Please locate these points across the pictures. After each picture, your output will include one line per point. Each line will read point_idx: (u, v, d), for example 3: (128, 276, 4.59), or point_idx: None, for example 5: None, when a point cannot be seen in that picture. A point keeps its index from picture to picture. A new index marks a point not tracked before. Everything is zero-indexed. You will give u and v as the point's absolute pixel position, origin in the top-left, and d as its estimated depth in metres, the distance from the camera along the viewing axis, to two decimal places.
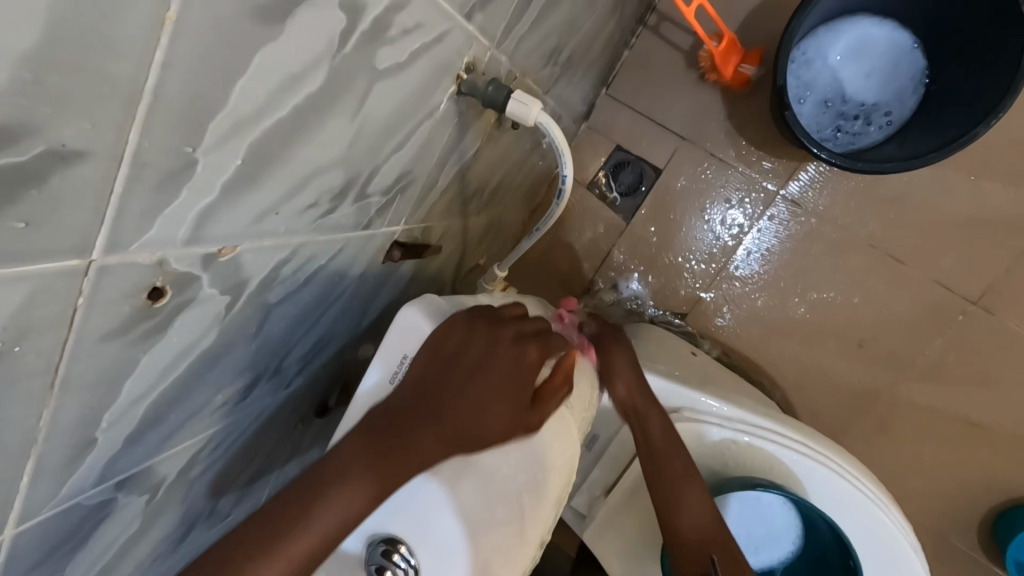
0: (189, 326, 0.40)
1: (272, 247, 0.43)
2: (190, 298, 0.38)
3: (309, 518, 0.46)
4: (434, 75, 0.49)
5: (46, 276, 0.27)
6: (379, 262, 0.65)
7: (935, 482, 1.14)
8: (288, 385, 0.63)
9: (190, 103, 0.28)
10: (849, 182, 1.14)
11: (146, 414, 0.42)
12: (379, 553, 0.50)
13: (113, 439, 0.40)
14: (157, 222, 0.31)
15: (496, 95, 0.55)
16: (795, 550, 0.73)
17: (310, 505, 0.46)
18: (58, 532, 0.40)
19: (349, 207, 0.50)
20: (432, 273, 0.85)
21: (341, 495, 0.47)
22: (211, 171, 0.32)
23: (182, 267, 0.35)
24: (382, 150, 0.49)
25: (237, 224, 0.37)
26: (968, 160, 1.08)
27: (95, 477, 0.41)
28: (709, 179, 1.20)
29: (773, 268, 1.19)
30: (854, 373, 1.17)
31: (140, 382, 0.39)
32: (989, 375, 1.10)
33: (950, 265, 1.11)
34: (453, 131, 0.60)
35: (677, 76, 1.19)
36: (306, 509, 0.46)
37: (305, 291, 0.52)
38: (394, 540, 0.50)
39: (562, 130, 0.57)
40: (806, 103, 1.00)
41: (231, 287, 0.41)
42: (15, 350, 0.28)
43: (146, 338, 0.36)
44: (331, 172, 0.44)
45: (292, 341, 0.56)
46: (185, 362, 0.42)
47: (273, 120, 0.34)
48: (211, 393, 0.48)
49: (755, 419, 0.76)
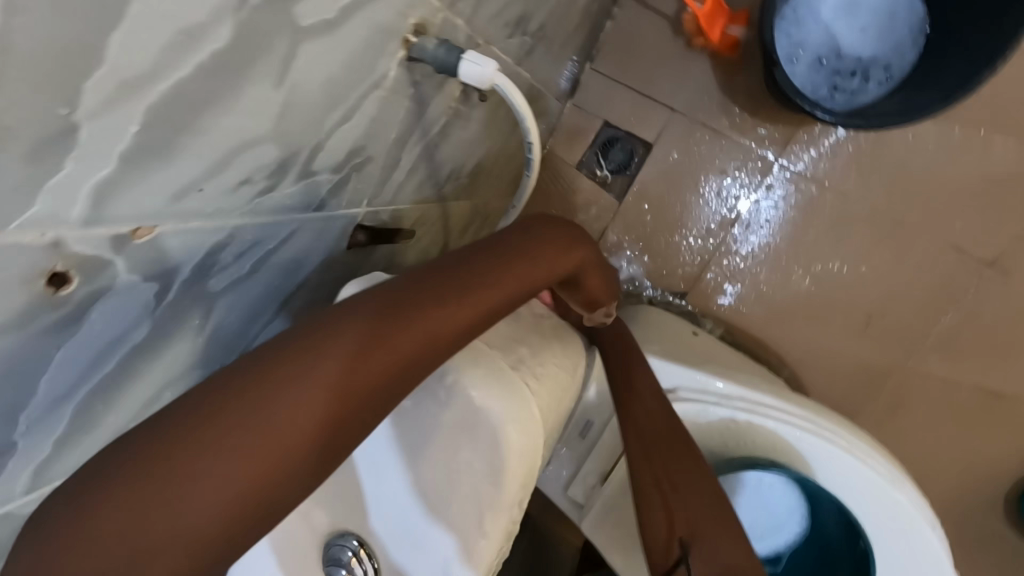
0: (110, 316, 0.37)
1: (201, 229, 0.39)
2: (105, 285, 0.35)
3: (275, 399, 0.39)
4: (376, 38, 0.46)
5: None
6: (343, 249, 0.61)
7: (956, 456, 1.09)
8: None
9: (54, 57, 0.25)
10: (850, 145, 1.08)
11: (76, 414, 0.39)
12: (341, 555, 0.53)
13: (36, 442, 0.37)
14: (39, 198, 0.28)
15: (447, 60, 0.51)
16: (803, 533, 0.69)
17: (280, 384, 0.40)
18: None
19: (294, 185, 0.46)
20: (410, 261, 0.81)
21: (313, 380, 0.41)
22: (102, 139, 0.29)
23: (88, 250, 0.32)
24: (324, 122, 0.46)
25: (150, 201, 0.34)
26: (976, 113, 1.02)
27: (25, 484, 0.38)
28: (703, 150, 1.15)
29: (775, 240, 1.14)
30: (866, 345, 1.11)
31: (60, 379, 0.36)
32: (1010, 341, 1.04)
33: (962, 226, 1.05)
34: (410, 103, 0.57)
35: (663, 45, 1.14)
36: (275, 382, 0.40)
37: (255, 279, 0.49)
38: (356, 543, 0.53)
39: (523, 94, 0.53)
40: (800, 62, 0.94)
41: (157, 273, 0.38)
42: None
43: (55, 329, 0.33)
44: (262, 144, 0.40)
45: (248, 334, 0.53)
46: (114, 356, 0.39)
47: (174, 80, 0.31)
48: (156, 391, 0.45)
49: (756, 396, 0.71)
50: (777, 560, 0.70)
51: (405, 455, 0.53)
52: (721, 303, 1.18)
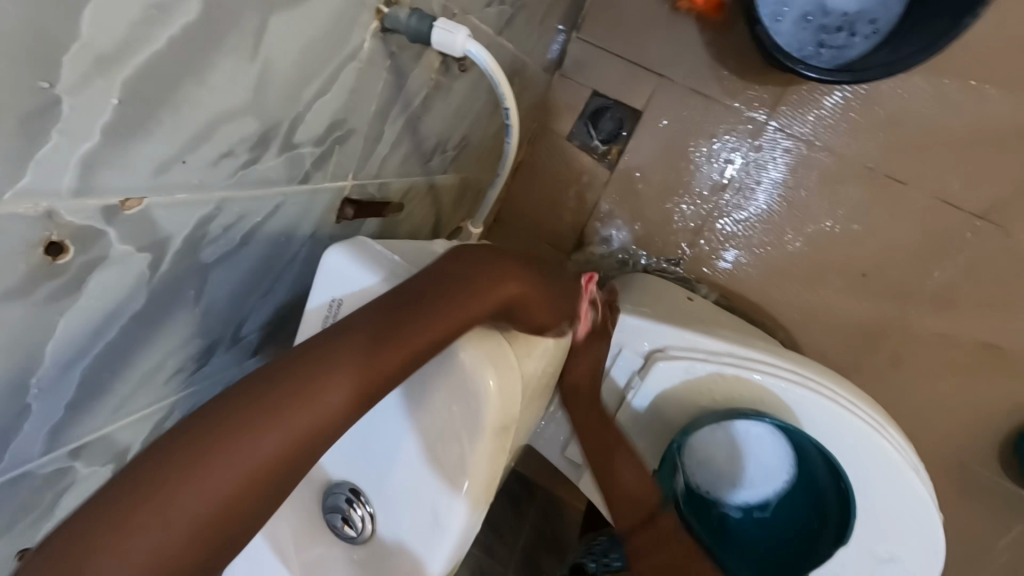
0: (108, 286, 0.39)
1: (188, 201, 0.41)
2: (100, 255, 0.37)
3: (250, 434, 0.39)
4: (346, 10, 0.47)
5: None
6: (333, 222, 0.63)
7: (950, 409, 1.10)
8: (255, 353, 0.63)
9: (32, 32, 0.27)
10: (840, 102, 1.07)
11: (83, 381, 0.42)
12: (345, 499, 0.56)
13: (50, 406, 0.40)
14: (29, 170, 0.30)
15: (420, 29, 0.51)
16: (792, 481, 0.72)
17: (256, 419, 0.40)
18: (12, 500, 0.41)
19: (277, 158, 0.48)
20: (403, 235, 0.83)
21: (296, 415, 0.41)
22: (84, 113, 0.31)
23: (80, 220, 0.34)
24: (302, 95, 0.47)
25: (136, 173, 0.36)
26: (967, 64, 1.01)
27: (42, 445, 0.41)
28: (692, 115, 1.15)
29: (767, 203, 1.14)
30: (859, 304, 1.12)
31: (67, 346, 0.38)
32: (1003, 292, 1.05)
33: (953, 181, 1.04)
34: (388, 75, 0.58)
35: (649, 10, 1.13)
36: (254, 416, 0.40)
37: (246, 252, 0.51)
38: (357, 492, 0.56)
39: (497, 60, 0.54)
40: (785, 21, 0.93)
41: (149, 243, 0.40)
42: None
43: (57, 298, 0.36)
44: (242, 117, 0.42)
45: (243, 305, 0.55)
46: (116, 325, 0.41)
47: (148, 54, 0.32)
48: (159, 360, 0.48)
49: (743, 352, 0.73)
50: (765, 505, 0.73)
51: (393, 422, 0.55)
52: (715, 268, 1.20)
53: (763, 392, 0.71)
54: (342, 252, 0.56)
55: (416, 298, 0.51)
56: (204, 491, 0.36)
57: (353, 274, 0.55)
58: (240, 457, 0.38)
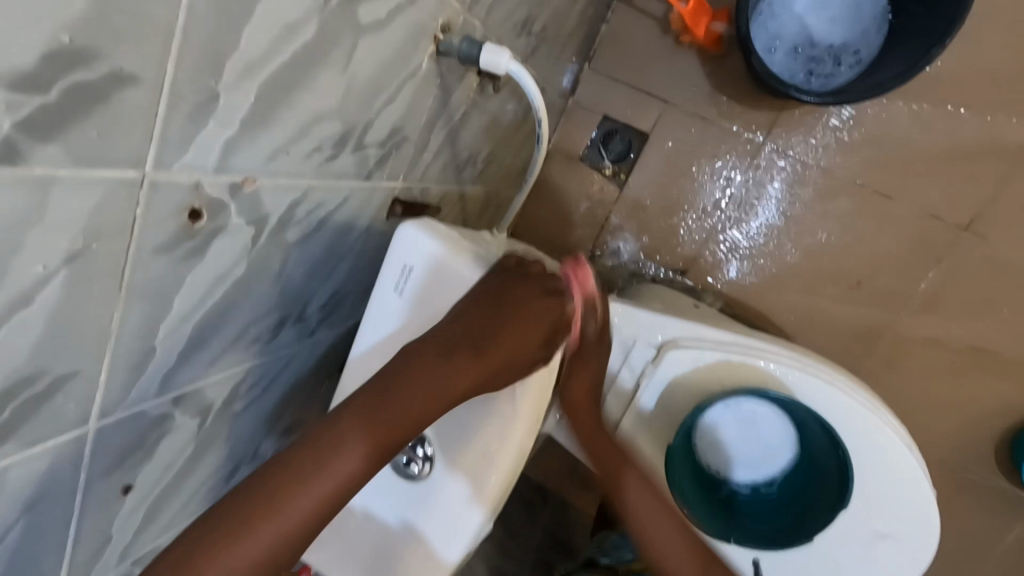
0: (222, 252, 0.47)
1: (285, 186, 0.50)
2: (221, 225, 0.45)
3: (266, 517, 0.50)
4: (412, 35, 0.57)
5: (115, 183, 0.35)
6: (383, 219, 0.72)
7: (945, 410, 1.16)
8: (312, 334, 0.70)
9: (210, 42, 0.36)
10: (831, 125, 1.18)
11: (192, 334, 0.49)
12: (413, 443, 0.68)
13: (167, 352, 0.47)
14: (191, 148, 0.39)
15: (470, 51, 0.63)
16: (795, 459, 0.80)
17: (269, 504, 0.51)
18: (128, 435, 0.48)
19: (350, 156, 0.57)
20: None
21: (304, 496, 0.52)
22: (230, 106, 0.40)
23: (215, 193, 0.43)
24: (373, 104, 0.56)
25: (255, 158, 0.45)
26: (945, 90, 1.11)
27: (155, 388, 0.48)
28: (695, 137, 1.25)
29: (766, 217, 1.23)
30: (856, 310, 1.20)
31: (186, 301, 0.46)
32: (988, 298, 1.12)
33: (937, 196, 1.14)
34: (437, 92, 0.68)
35: (655, 44, 1.25)
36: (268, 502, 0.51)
37: (318, 236, 0.60)
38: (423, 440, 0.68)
39: (534, 78, 0.64)
40: (777, 52, 1.05)
41: (254, 219, 0.49)
42: (94, 247, 0.36)
43: (188, 257, 0.44)
44: (330, 119, 0.51)
45: (310, 285, 0.64)
46: (221, 288, 0.50)
47: (277, 63, 0.42)
48: (245, 325, 0.56)
49: (746, 341, 0.80)
50: (770, 482, 0.80)
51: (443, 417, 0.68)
52: (720, 278, 1.28)
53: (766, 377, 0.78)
54: (418, 230, 0.65)
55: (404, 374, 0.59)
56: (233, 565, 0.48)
57: (423, 247, 0.65)
58: (262, 531, 0.50)
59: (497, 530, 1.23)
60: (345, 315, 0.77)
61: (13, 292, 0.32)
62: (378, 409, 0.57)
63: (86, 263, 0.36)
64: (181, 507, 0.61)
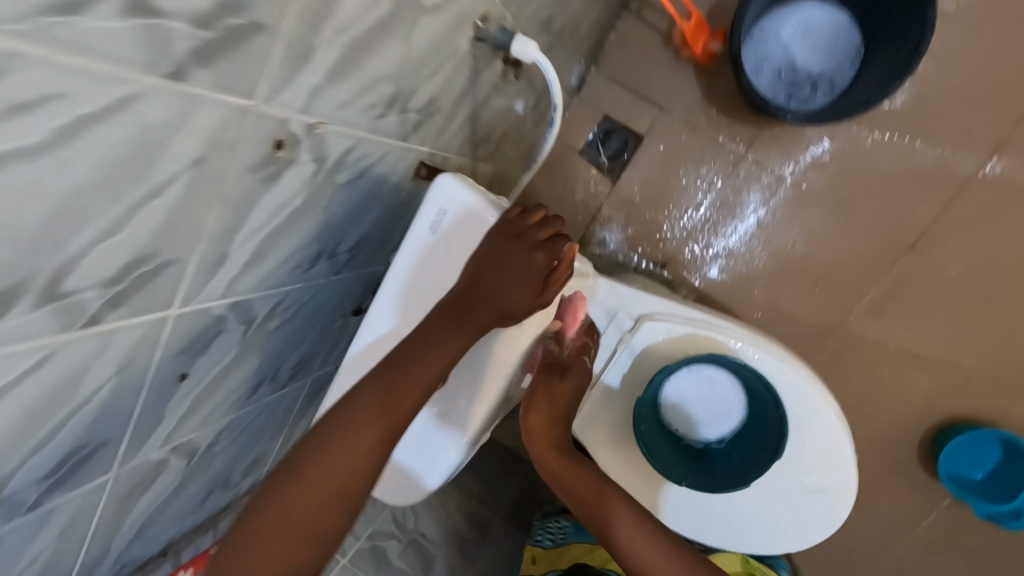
0: (290, 182, 0.57)
1: (344, 133, 0.60)
2: (294, 158, 0.55)
3: (305, 483, 0.62)
4: (458, 20, 0.67)
5: (236, 108, 0.44)
6: (409, 178, 0.82)
7: (879, 406, 1.32)
8: (338, 272, 0.80)
9: (318, 7, 0.46)
10: (805, 144, 1.31)
11: (255, 249, 0.59)
12: None
13: (235, 260, 0.57)
14: (287, 89, 0.48)
15: (504, 39, 0.73)
16: (744, 420, 0.92)
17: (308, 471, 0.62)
18: (194, 328, 0.57)
19: (395, 116, 0.67)
20: None
21: (336, 465, 0.63)
22: (321, 60, 0.50)
23: (295, 129, 0.52)
24: (419, 75, 0.66)
25: (328, 105, 0.54)
26: (905, 123, 1.26)
27: (220, 291, 0.58)
28: (685, 143, 1.38)
29: (741, 222, 1.36)
30: (811, 312, 1.34)
31: (257, 218, 0.56)
32: (923, 310, 1.28)
33: (890, 216, 1.29)
34: (469, 71, 0.78)
35: (657, 54, 1.37)
36: (308, 468, 0.62)
37: (359, 183, 0.69)
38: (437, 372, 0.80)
39: (555, 68, 0.74)
40: (763, 74, 1.18)
41: (317, 158, 0.58)
42: (210, 157, 0.45)
43: (266, 181, 0.53)
44: (386, 82, 0.61)
45: (344, 226, 0.73)
46: (283, 212, 0.59)
47: (359, 30, 0.51)
48: (292, 251, 0.65)
49: (714, 319, 0.91)
50: (721, 438, 0.93)
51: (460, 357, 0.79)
52: (695, 274, 1.41)
53: (726, 351, 0.89)
54: (456, 184, 0.74)
55: (410, 355, 0.68)
56: (296, 524, 0.61)
57: (457, 196, 0.74)
58: (308, 497, 0.62)
59: (472, 484, 1.33)
60: (365, 262, 0.86)
61: (155, 183, 0.42)
62: (392, 390, 0.66)
63: (202, 170, 0.45)
64: (214, 407, 0.70)
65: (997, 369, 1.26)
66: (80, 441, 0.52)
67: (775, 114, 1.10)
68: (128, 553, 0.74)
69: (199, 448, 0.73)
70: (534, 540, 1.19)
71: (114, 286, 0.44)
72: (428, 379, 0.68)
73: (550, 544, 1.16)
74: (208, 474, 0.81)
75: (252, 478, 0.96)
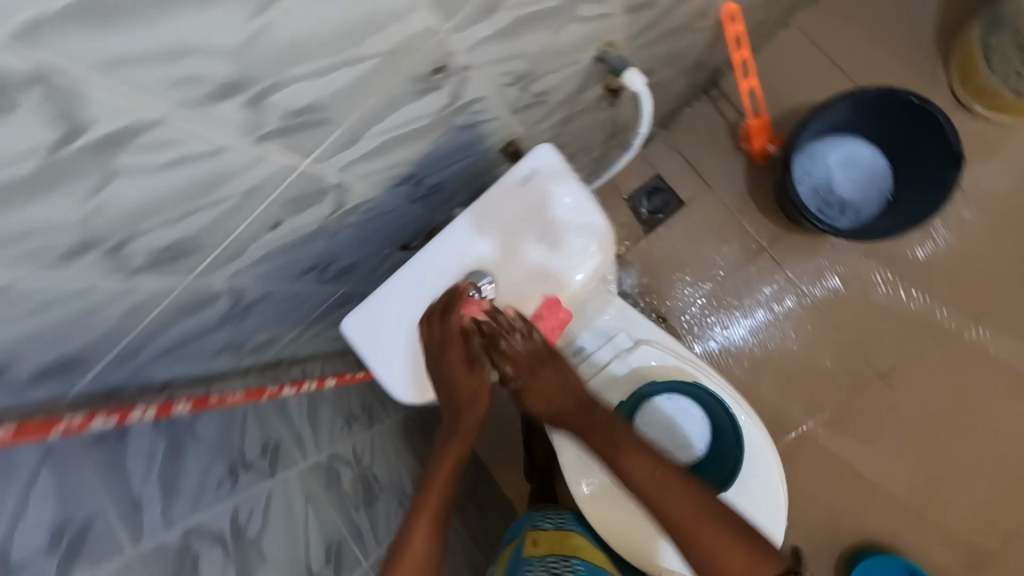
0: (428, 103, 0.68)
1: (480, 84, 0.72)
2: (441, 85, 0.67)
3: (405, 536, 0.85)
4: (592, 37, 0.81)
5: (432, 24, 0.56)
6: (497, 149, 0.94)
7: (813, 511, 1.41)
8: (410, 203, 0.90)
9: None
10: (818, 259, 1.47)
11: (377, 145, 0.69)
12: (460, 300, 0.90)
13: (361, 147, 0.67)
14: (467, 29, 0.61)
15: (618, 67, 0.87)
16: (706, 453, 1.03)
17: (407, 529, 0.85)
18: (306, 188, 0.67)
19: (516, 90, 0.80)
20: None
21: (411, 520, 0.86)
22: (497, 18, 0.62)
23: (455, 62, 0.64)
24: (548, 66, 0.79)
25: (483, 56, 0.67)
26: (905, 270, 1.43)
27: (338, 167, 0.68)
28: (718, 222, 1.53)
29: (743, 306, 1.50)
30: (780, 406, 1.45)
31: (393, 121, 0.67)
32: (875, 435, 1.41)
33: (870, 344, 1.43)
34: (578, 83, 0.91)
35: (718, 140, 1.54)
36: (410, 524, 0.86)
37: (465, 132, 0.81)
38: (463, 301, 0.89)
39: (653, 103, 0.87)
40: (804, 184, 1.34)
41: (454, 94, 0.70)
42: (398, 53, 0.57)
43: (416, 93, 0.65)
44: (525, 59, 0.74)
45: (437, 164, 0.84)
46: (410, 126, 0.70)
47: (531, 9, 0.64)
48: (395, 163, 0.76)
49: (699, 364, 1.05)
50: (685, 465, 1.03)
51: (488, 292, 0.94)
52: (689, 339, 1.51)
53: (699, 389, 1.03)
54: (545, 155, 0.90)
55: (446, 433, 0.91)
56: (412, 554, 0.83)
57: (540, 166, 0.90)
58: (410, 545, 0.84)
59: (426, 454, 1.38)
60: (431, 206, 0.97)
61: (360, 53, 0.53)
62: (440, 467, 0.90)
63: (388, 60, 0.57)
64: (274, 269, 0.79)
65: (923, 509, 1.38)
66: (189, 237, 0.61)
67: (804, 218, 1.24)
68: (143, 369, 0.80)
69: (244, 300, 0.81)
70: (533, 528, 1.14)
71: (291, 119, 0.55)
72: (461, 447, 0.91)
73: (547, 526, 1.13)
74: (233, 331, 0.88)
75: (253, 359, 1.03)
